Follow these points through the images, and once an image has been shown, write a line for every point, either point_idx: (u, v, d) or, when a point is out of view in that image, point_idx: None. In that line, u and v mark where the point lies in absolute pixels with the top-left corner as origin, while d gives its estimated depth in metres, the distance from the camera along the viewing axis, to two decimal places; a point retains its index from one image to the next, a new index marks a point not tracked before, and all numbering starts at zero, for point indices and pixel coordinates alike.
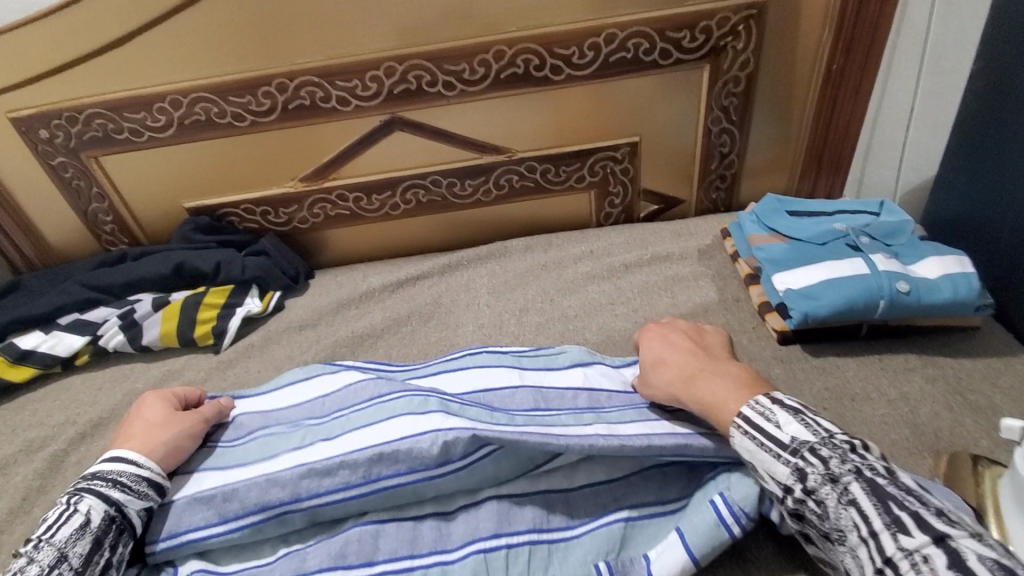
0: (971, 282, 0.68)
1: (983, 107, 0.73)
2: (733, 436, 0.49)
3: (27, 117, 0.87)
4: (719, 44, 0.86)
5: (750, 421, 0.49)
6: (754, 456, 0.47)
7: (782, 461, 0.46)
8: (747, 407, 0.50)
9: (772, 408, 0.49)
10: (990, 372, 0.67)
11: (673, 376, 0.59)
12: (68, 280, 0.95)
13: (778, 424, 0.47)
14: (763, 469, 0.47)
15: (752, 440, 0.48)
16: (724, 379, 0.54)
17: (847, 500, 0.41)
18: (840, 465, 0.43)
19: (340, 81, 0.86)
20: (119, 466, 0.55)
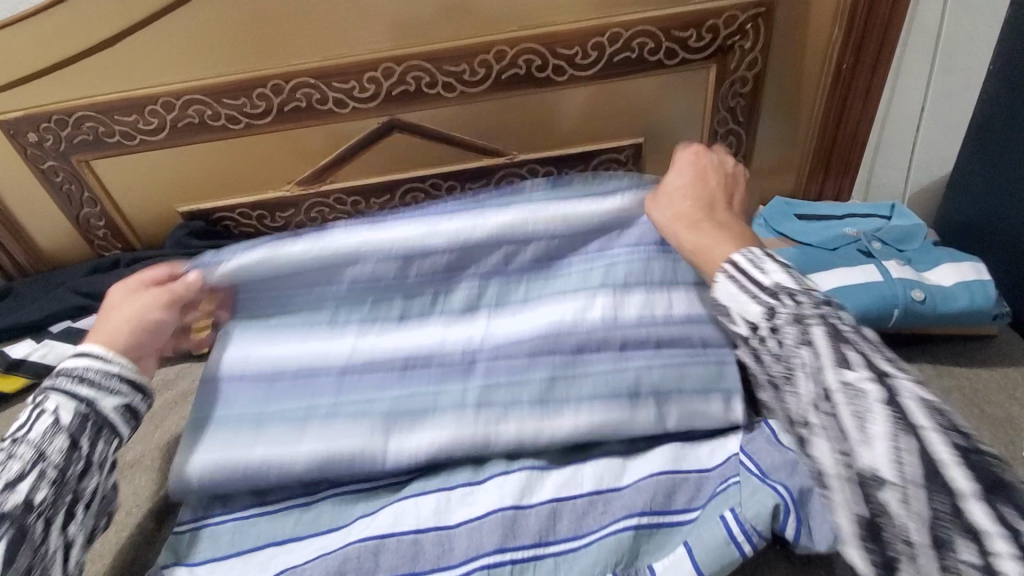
0: (988, 290, 0.66)
1: (1000, 109, 0.71)
2: (716, 281, 0.48)
3: (16, 120, 0.84)
4: (727, 43, 0.83)
5: (739, 269, 0.47)
6: (733, 300, 0.46)
7: (756, 301, 0.44)
8: (737, 254, 0.48)
9: (761, 258, 0.47)
10: (1007, 383, 0.65)
11: (681, 210, 0.57)
12: (59, 287, 0.93)
13: (764, 271, 0.45)
14: (735, 311, 0.46)
15: (735, 283, 0.46)
16: (726, 234, 0.54)
17: (807, 340, 0.41)
18: (810, 307, 0.42)
19: (336, 83, 0.83)
20: (85, 360, 0.52)
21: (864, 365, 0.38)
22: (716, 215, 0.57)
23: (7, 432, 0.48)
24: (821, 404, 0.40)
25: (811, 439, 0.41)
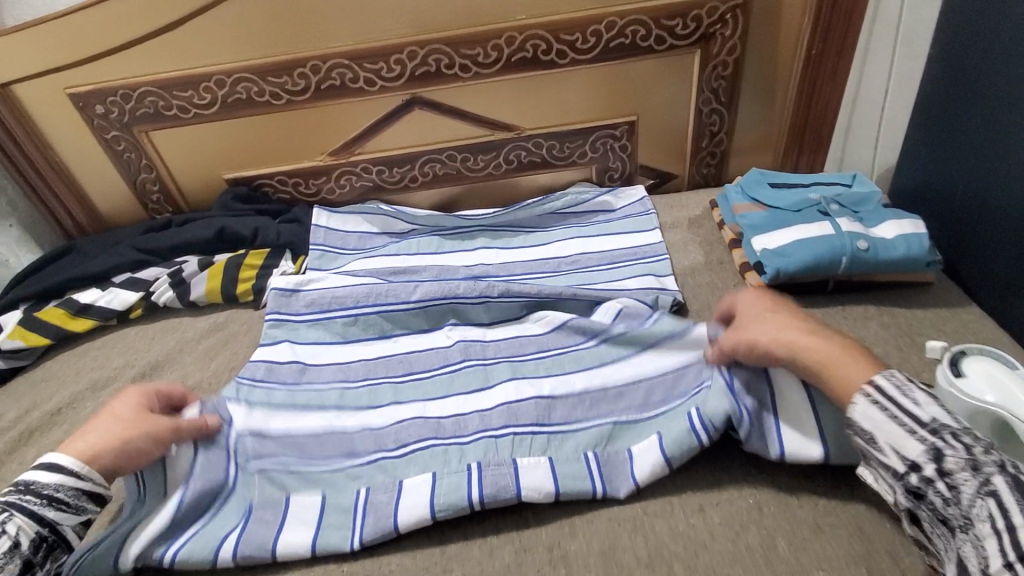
0: (922, 240, 0.77)
1: (940, 86, 0.82)
2: (857, 403, 0.52)
3: (86, 93, 0.97)
4: (709, 31, 0.95)
5: (884, 391, 0.51)
6: (882, 427, 0.50)
7: (916, 439, 0.49)
8: (882, 378, 0.52)
9: (904, 385, 0.51)
10: (938, 319, 0.76)
11: (783, 326, 0.62)
12: (119, 244, 1.06)
13: (917, 403, 0.50)
14: (887, 443, 0.50)
15: (883, 411, 0.51)
16: (851, 352, 0.57)
17: (987, 491, 0.44)
18: (985, 454, 0.46)
19: (367, 63, 0.95)
20: (55, 476, 0.59)
21: None
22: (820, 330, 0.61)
23: None
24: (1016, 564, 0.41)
25: None
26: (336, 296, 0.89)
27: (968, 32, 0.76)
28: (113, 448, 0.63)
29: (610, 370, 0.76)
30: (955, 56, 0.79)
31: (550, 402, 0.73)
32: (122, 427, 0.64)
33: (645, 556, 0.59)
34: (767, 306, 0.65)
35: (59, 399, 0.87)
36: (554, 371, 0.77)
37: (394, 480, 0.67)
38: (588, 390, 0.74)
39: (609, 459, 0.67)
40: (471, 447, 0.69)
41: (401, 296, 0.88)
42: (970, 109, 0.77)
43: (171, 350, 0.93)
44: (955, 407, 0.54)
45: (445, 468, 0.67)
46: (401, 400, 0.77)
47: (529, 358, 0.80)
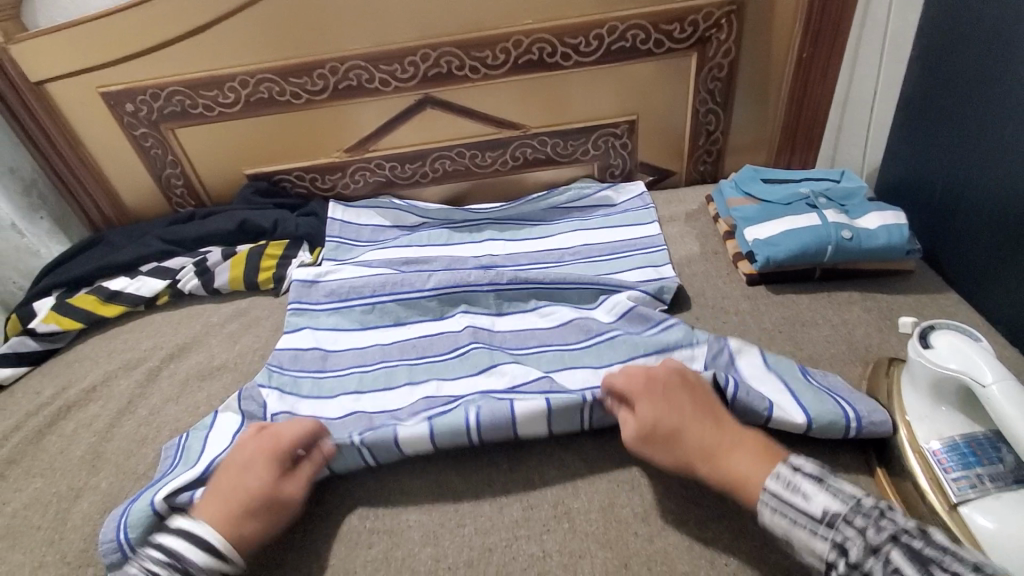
0: (903, 231, 0.82)
1: (921, 86, 0.87)
2: (762, 511, 0.55)
3: (117, 92, 1.03)
4: (705, 36, 1.01)
5: (776, 493, 0.55)
6: (790, 533, 0.53)
7: (819, 536, 0.51)
8: (772, 481, 0.56)
9: (791, 479, 0.55)
10: (917, 304, 0.82)
11: (689, 443, 0.61)
12: (146, 235, 1.12)
13: (806, 497, 0.53)
14: (800, 546, 0.53)
15: (785, 516, 0.54)
16: (749, 452, 0.59)
17: (891, 569, 0.47)
18: (876, 532, 0.49)
19: (383, 65, 1.01)
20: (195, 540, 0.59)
21: None
22: (717, 432, 0.61)
23: None
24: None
25: None
26: (355, 286, 0.95)
27: (946, 35, 0.82)
28: (241, 520, 0.61)
29: (609, 359, 0.79)
30: (934, 59, 0.84)
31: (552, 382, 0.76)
32: (241, 500, 0.62)
33: (641, 512, 0.65)
34: (670, 424, 0.62)
35: (94, 377, 0.93)
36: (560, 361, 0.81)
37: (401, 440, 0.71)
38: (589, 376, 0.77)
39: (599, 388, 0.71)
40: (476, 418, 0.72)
41: (415, 285, 0.94)
42: (949, 108, 0.82)
43: (197, 333, 0.98)
44: (924, 375, 0.61)
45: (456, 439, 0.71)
46: (415, 381, 0.82)
47: (534, 351, 0.84)
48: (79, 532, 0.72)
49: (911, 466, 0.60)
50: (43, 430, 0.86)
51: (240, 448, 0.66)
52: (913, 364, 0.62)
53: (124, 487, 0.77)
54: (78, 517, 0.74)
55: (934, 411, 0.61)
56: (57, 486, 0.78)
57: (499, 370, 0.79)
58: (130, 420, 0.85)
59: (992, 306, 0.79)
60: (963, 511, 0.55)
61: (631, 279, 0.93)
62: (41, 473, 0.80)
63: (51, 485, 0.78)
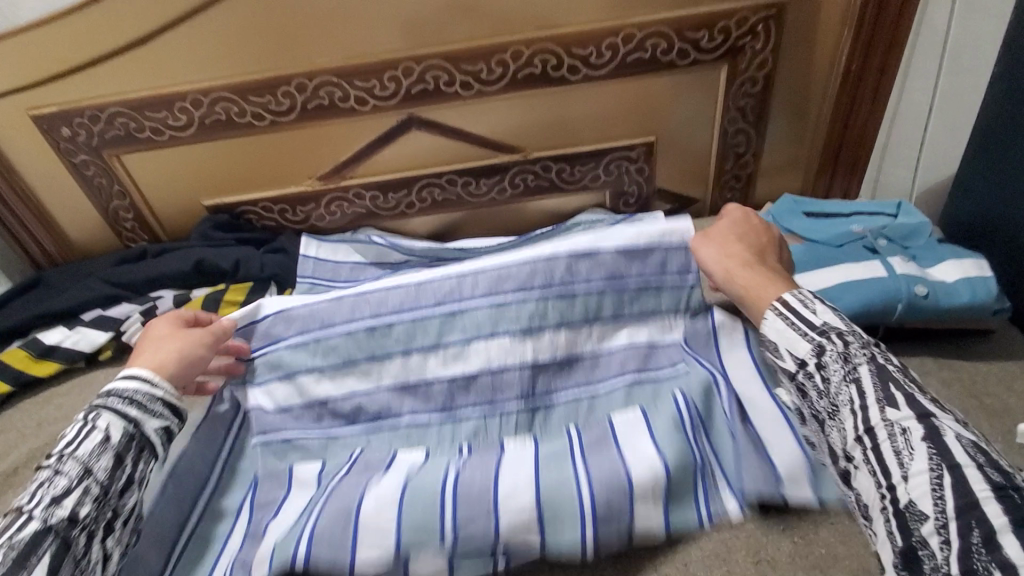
0: (989, 285, 0.68)
1: (1002, 109, 0.72)
2: (767, 318, 0.53)
3: (50, 115, 0.89)
4: (738, 44, 0.86)
5: (788, 304, 0.52)
6: (782, 335, 0.51)
7: (806, 339, 0.50)
8: (788, 295, 0.53)
9: (809, 297, 0.52)
10: (1005, 375, 0.67)
11: (735, 258, 0.62)
12: (90, 276, 0.97)
13: (812, 310, 0.51)
14: (783, 346, 0.51)
15: (784, 321, 0.51)
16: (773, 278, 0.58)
17: (852, 377, 0.47)
18: (858, 348, 0.48)
19: (359, 81, 0.86)
20: (132, 383, 0.57)
21: (910, 408, 0.44)
22: (760, 262, 0.61)
23: (53, 449, 0.52)
24: (863, 439, 0.45)
25: (854, 468, 0.46)
26: None
27: None
28: (171, 363, 0.61)
29: (593, 328, 0.73)
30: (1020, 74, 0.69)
31: (535, 369, 0.71)
32: (172, 347, 0.63)
33: None
34: (724, 240, 0.64)
35: (18, 457, 0.78)
36: (541, 326, 0.71)
37: (389, 450, 0.68)
38: (570, 354, 0.72)
39: (596, 438, 0.63)
40: (464, 425, 0.69)
41: None
42: None
43: None
44: None
45: (438, 447, 0.67)
46: (375, 356, 0.71)
47: (514, 300, 0.71)
48: None
49: None
50: None
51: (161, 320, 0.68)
52: None
53: None
54: None
55: None
56: None
57: (472, 317, 0.71)
58: None
59: None
60: None
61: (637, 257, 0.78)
62: None
63: None
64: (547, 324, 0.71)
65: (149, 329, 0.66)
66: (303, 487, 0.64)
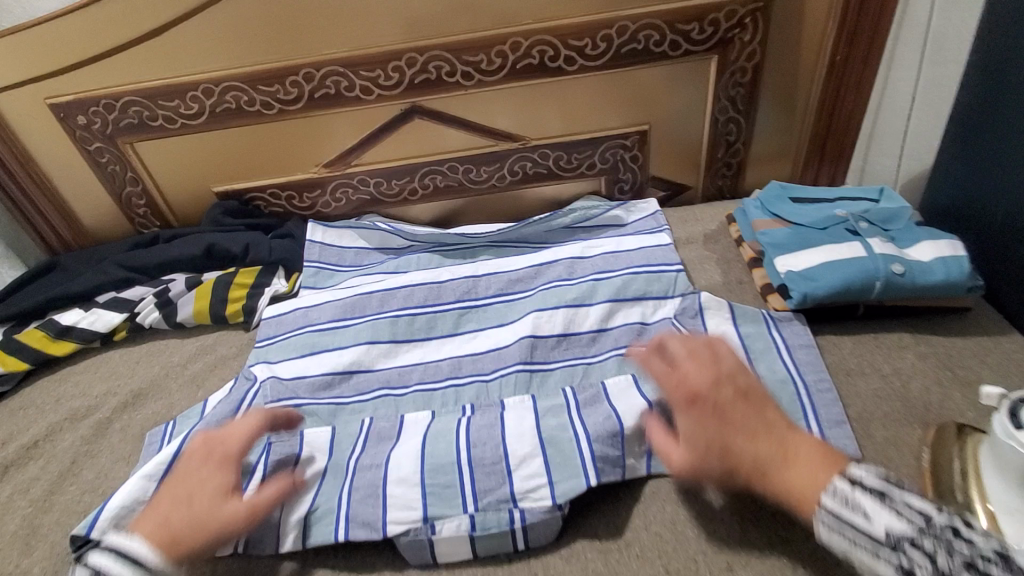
0: (963, 263, 0.71)
1: (976, 97, 0.76)
2: (819, 529, 0.47)
3: (66, 103, 0.92)
4: (727, 36, 0.89)
5: (836, 512, 0.46)
6: (852, 554, 0.45)
7: (881, 558, 0.43)
8: (826, 495, 0.47)
9: (850, 493, 0.46)
10: (979, 349, 0.71)
11: (745, 459, 0.51)
12: (104, 261, 1.01)
13: (866, 516, 0.44)
14: (864, 567, 0.44)
15: (844, 535, 0.45)
16: (798, 459, 0.50)
17: None
18: (946, 559, 0.40)
19: (363, 71, 0.90)
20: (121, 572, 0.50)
21: None
22: (765, 429, 0.52)
23: None
24: None
25: None
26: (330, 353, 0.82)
27: (1009, 36, 0.70)
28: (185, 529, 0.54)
29: (591, 309, 0.81)
30: (992, 63, 0.73)
31: (534, 341, 0.79)
32: (199, 505, 0.55)
33: None
34: (715, 441, 0.52)
35: (36, 431, 0.81)
36: (541, 307, 0.83)
37: (397, 414, 0.75)
38: (568, 331, 0.80)
39: (591, 396, 0.71)
40: (466, 389, 0.76)
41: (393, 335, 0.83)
42: (1012, 121, 0.71)
43: (156, 376, 0.87)
44: (1016, 463, 0.50)
45: (442, 408, 0.75)
46: (399, 340, 0.83)
47: (521, 295, 0.87)
48: None
49: None
50: None
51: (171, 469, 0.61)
52: (999, 439, 0.51)
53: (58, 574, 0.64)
54: None
55: None
56: None
57: (485, 311, 0.86)
58: (74, 485, 0.73)
59: None
60: None
61: (629, 248, 0.90)
62: None
63: None
64: (548, 306, 0.82)
65: (189, 469, 0.59)
66: (317, 450, 0.69)
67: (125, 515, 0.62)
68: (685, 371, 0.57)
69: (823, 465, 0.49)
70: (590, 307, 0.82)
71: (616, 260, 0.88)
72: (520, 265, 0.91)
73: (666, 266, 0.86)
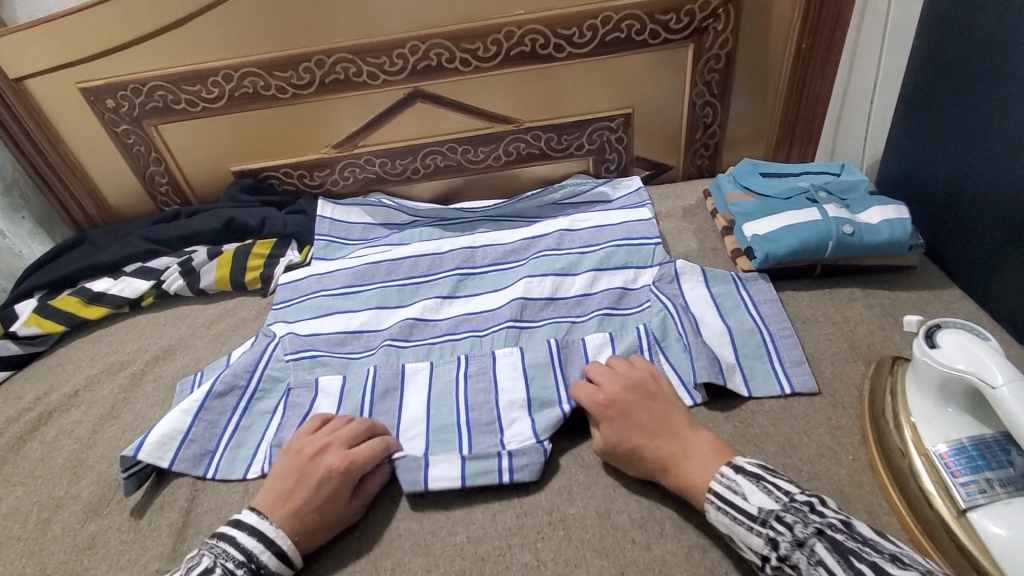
0: (905, 225, 0.80)
1: (920, 80, 0.85)
2: (708, 511, 0.56)
3: (97, 88, 1.00)
4: (701, 26, 0.98)
5: (721, 495, 0.55)
6: (731, 530, 0.54)
7: (754, 532, 0.52)
8: (715, 482, 0.56)
9: (734, 480, 0.56)
10: (920, 300, 0.80)
11: (648, 456, 0.61)
12: (130, 234, 1.09)
13: (744, 496, 0.54)
14: (739, 541, 0.53)
15: (727, 515, 0.54)
16: (696, 452, 0.60)
17: (816, 560, 0.48)
18: (802, 529, 0.51)
19: (370, 58, 0.98)
20: (265, 554, 0.57)
21: None
22: (669, 434, 0.62)
23: None
24: None
25: None
26: (342, 318, 0.89)
27: (946, 22, 0.80)
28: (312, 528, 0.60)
29: (576, 278, 0.89)
30: (936, 48, 0.82)
31: (524, 302, 0.86)
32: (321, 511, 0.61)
33: (638, 518, 0.63)
34: (621, 441, 0.63)
35: (76, 382, 0.89)
36: (532, 274, 0.90)
37: (398, 363, 0.81)
38: (555, 295, 0.87)
39: (572, 356, 0.78)
40: (461, 342, 0.83)
41: (393, 302, 0.92)
42: (950, 98, 0.80)
43: (183, 335, 0.96)
44: (931, 376, 0.60)
45: (439, 359, 0.82)
46: (404, 304, 0.91)
47: (514, 264, 0.95)
48: (60, 543, 0.68)
49: (916, 468, 0.59)
50: (25, 436, 0.82)
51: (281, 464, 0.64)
52: (920, 365, 0.61)
53: (107, 495, 0.73)
54: (60, 526, 0.70)
55: (942, 413, 0.61)
56: (38, 494, 0.74)
57: (482, 279, 0.94)
58: (115, 426, 0.82)
59: (993, 298, 0.77)
60: (972, 517, 0.54)
61: (614, 223, 0.98)
62: (20, 483, 0.76)
63: (30, 494, 0.75)
64: (538, 273, 0.90)
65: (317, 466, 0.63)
66: (327, 397, 0.77)
67: (167, 443, 0.72)
68: (599, 380, 0.69)
69: (717, 459, 0.59)
70: (574, 276, 0.89)
71: (602, 235, 0.96)
72: (513, 239, 0.99)
73: (648, 241, 0.93)
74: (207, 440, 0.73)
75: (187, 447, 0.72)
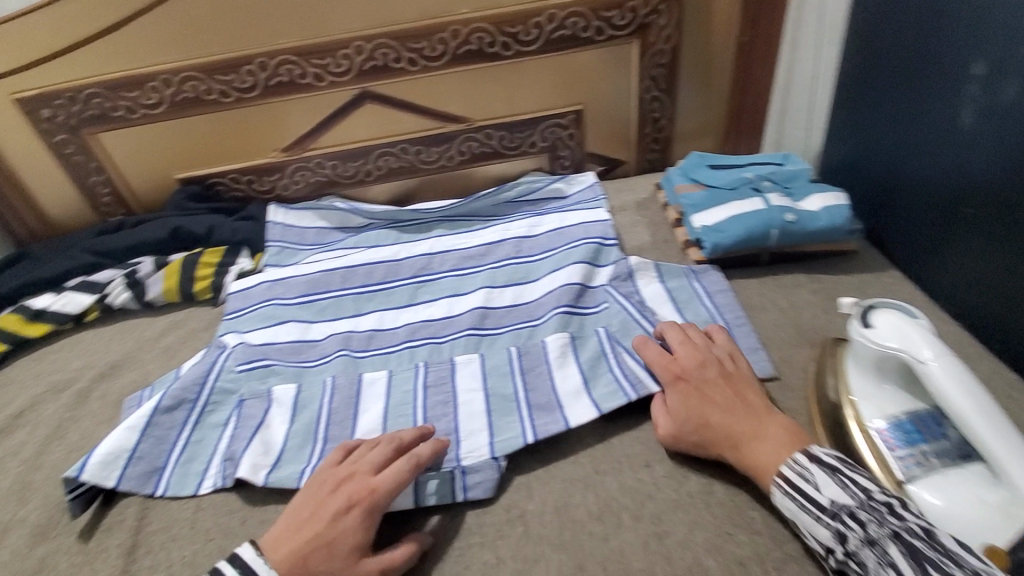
0: (844, 211, 0.83)
1: (855, 71, 0.88)
2: (773, 493, 0.56)
3: (29, 97, 0.96)
4: (645, 22, 1.00)
5: (791, 482, 0.55)
6: (797, 515, 0.54)
7: (824, 524, 0.52)
8: (786, 466, 0.56)
9: (806, 468, 0.55)
10: (862, 283, 0.83)
11: (719, 432, 0.62)
12: (72, 248, 1.05)
13: (816, 486, 0.54)
14: (806, 529, 0.54)
15: (794, 501, 0.54)
16: (770, 433, 0.60)
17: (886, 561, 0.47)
18: (876, 528, 0.49)
19: (315, 59, 0.97)
20: None
21: None
22: (741, 413, 0.62)
23: None
24: None
25: None
26: (297, 330, 0.88)
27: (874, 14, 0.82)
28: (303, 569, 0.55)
29: (535, 283, 0.90)
30: (869, 38, 0.85)
31: (485, 311, 0.86)
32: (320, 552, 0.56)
33: (597, 510, 0.63)
34: (693, 413, 0.64)
35: (18, 403, 0.86)
36: (491, 285, 0.91)
37: (355, 373, 0.80)
38: (516, 303, 0.88)
39: (532, 361, 0.78)
40: (420, 349, 0.83)
41: (351, 309, 0.91)
42: (883, 87, 0.83)
43: (132, 349, 0.93)
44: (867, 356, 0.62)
45: (398, 367, 0.81)
46: (362, 312, 0.90)
47: (472, 269, 0.95)
48: (4, 572, 0.66)
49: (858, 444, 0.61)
50: None
51: (304, 496, 0.61)
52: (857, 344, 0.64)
53: (53, 518, 0.70)
54: (4, 554, 0.67)
55: (880, 390, 0.63)
56: None
57: (439, 283, 0.93)
58: (61, 447, 0.79)
59: (928, 277, 0.81)
60: (910, 488, 0.56)
61: (570, 222, 0.98)
62: None
63: None
64: (497, 285, 0.90)
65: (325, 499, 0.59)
66: (281, 407, 0.76)
67: (112, 461, 0.70)
68: (675, 351, 0.70)
69: (788, 442, 0.58)
70: (533, 282, 0.90)
71: (558, 236, 0.97)
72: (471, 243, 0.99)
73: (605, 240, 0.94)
74: (155, 456, 0.71)
75: (135, 464, 0.70)
